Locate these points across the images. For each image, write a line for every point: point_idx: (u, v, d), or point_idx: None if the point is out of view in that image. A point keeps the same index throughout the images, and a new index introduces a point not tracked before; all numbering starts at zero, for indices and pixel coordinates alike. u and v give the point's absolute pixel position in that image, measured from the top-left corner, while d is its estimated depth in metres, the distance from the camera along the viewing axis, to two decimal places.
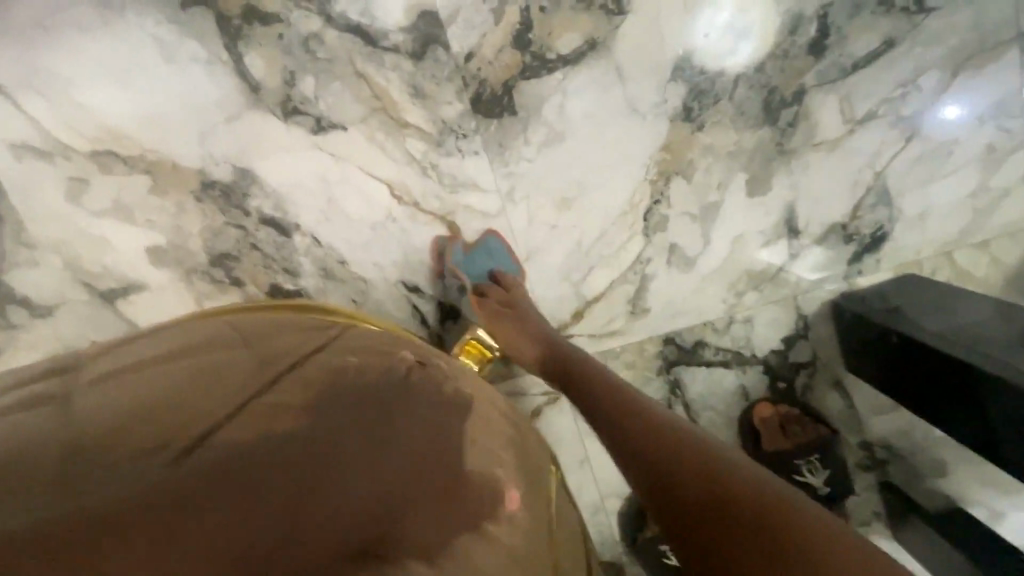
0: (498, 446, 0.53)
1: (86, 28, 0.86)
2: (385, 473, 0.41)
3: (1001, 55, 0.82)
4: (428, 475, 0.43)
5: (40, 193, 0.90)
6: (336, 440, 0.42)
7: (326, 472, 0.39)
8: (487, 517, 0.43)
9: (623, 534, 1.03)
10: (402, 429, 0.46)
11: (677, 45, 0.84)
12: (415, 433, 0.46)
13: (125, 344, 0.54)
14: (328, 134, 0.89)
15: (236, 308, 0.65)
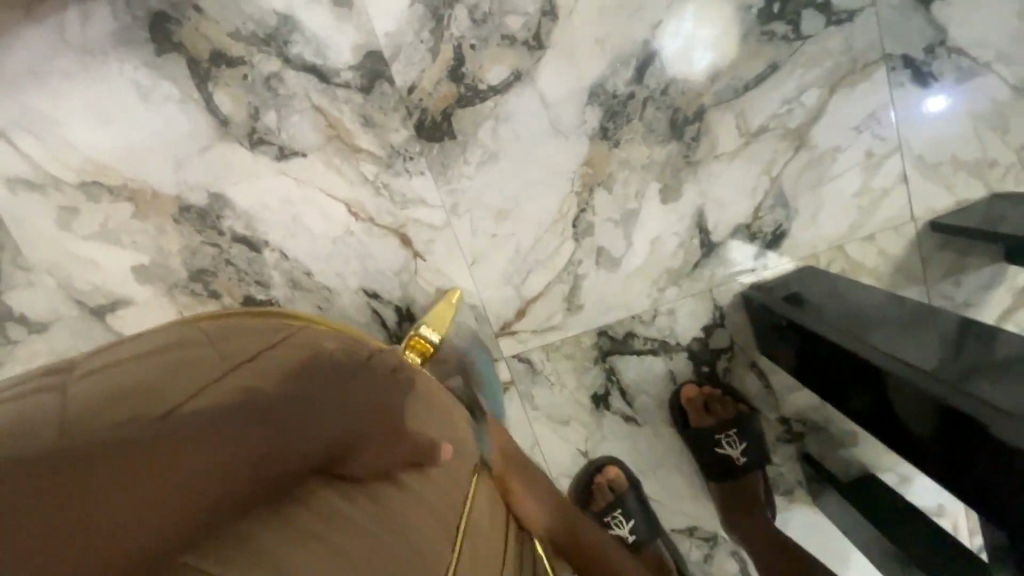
0: (429, 422, 0.70)
1: (72, 75, 0.98)
2: (346, 424, 0.54)
3: (868, 74, 0.94)
4: (372, 426, 0.57)
5: (35, 222, 1.02)
6: (308, 404, 0.52)
7: (306, 420, 0.49)
8: (422, 461, 0.61)
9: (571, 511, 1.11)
10: (357, 401, 0.59)
11: (590, 75, 0.96)
12: (367, 405, 0.60)
13: (102, 350, 0.59)
14: (291, 160, 1.01)
15: (212, 315, 0.75)
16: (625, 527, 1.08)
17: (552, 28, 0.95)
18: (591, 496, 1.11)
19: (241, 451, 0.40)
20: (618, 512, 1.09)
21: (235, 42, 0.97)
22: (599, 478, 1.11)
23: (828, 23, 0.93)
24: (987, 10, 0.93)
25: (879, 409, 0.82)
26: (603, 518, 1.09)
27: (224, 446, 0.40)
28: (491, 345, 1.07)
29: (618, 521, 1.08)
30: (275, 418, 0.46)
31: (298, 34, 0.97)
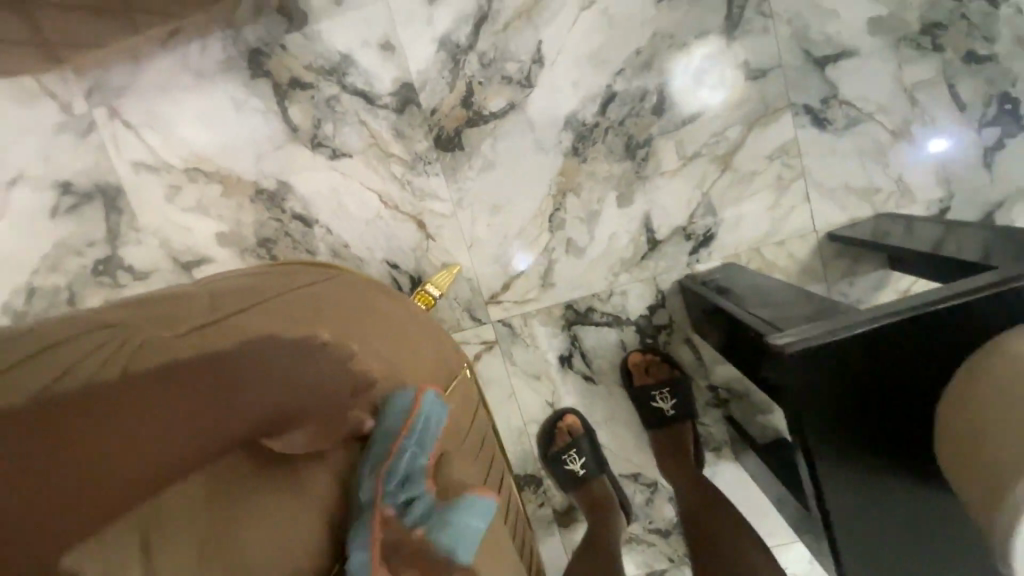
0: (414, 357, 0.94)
1: (187, 89, 1.35)
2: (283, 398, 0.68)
3: (777, 119, 1.24)
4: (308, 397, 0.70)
5: (150, 196, 1.41)
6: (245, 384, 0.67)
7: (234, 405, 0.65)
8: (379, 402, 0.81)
9: (538, 450, 1.39)
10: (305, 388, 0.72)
11: (567, 107, 1.28)
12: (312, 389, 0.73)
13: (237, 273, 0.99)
14: (340, 160, 1.35)
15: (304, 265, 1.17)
16: (577, 464, 1.35)
17: (540, 73, 1.27)
18: (553, 437, 1.38)
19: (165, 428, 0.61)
20: (573, 451, 1.35)
21: (308, 72, 1.32)
22: (561, 425, 1.39)
23: (747, 78, 1.23)
24: (871, 75, 1.21)
25: (744, 359, 1.11)
26: (561, 455, 1.35)
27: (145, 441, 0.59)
28: (481, 310, 1.37)
29: (573, 458, 1.34)
30: (202, 410, 0.63)
31: (353, 68, 1.31)
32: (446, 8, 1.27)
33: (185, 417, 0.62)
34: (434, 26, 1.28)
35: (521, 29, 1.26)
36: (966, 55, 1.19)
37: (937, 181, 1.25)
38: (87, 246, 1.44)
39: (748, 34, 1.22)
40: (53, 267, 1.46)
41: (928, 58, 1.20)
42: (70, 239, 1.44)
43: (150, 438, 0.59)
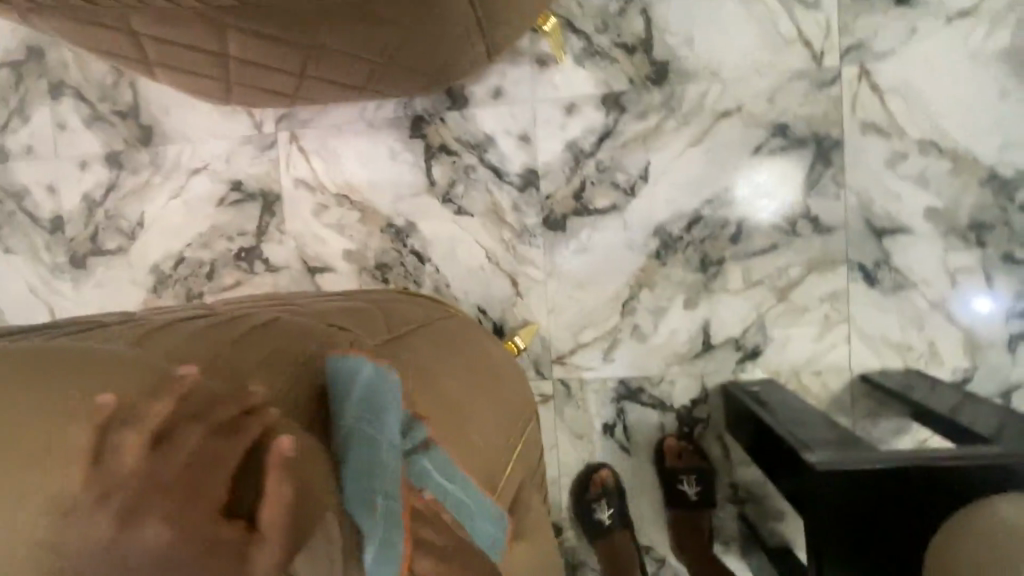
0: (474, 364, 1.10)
1: (356, 133, 1.66)
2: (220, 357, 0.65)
3: (833, 270, 1.47)
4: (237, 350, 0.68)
5: (300, 207, 1.70)
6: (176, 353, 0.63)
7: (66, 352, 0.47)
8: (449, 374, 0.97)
9: (571, 494, 1.57)
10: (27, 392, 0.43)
11: (659, 219, 1.53)
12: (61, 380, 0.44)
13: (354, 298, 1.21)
14: (463, 216, 1.62)
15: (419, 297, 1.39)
16: (604, 513, 1.52)
17: (643, 186, 1.53)
18: (587, 485, 1.56)
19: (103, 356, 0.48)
20: (603, 501, 1.52)
21: (455, 142, 1.61)
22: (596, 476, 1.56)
23: (815, 230, 1.47)
24: (919, 252, 1.44)
25: (767, 463, 1.28)
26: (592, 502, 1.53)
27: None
28: (546, 367, 1.59)
29: (601, 507, 1.52)
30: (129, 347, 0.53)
31: (493, 148, 1.59)
32: (579, 119, 1.55)
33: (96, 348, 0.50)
34: (567, 131, 1.56)
35: (635, 149, 1.53)
36: (1005, 255, 1.41)
37: (964, 353, 1.44)
38: (236, 234, 1.74)
39: (821, 196, 1.46)
40: (205, 245, 1.76)
41: (971, 250, 1.42)
42: (225, 226, 1.74)
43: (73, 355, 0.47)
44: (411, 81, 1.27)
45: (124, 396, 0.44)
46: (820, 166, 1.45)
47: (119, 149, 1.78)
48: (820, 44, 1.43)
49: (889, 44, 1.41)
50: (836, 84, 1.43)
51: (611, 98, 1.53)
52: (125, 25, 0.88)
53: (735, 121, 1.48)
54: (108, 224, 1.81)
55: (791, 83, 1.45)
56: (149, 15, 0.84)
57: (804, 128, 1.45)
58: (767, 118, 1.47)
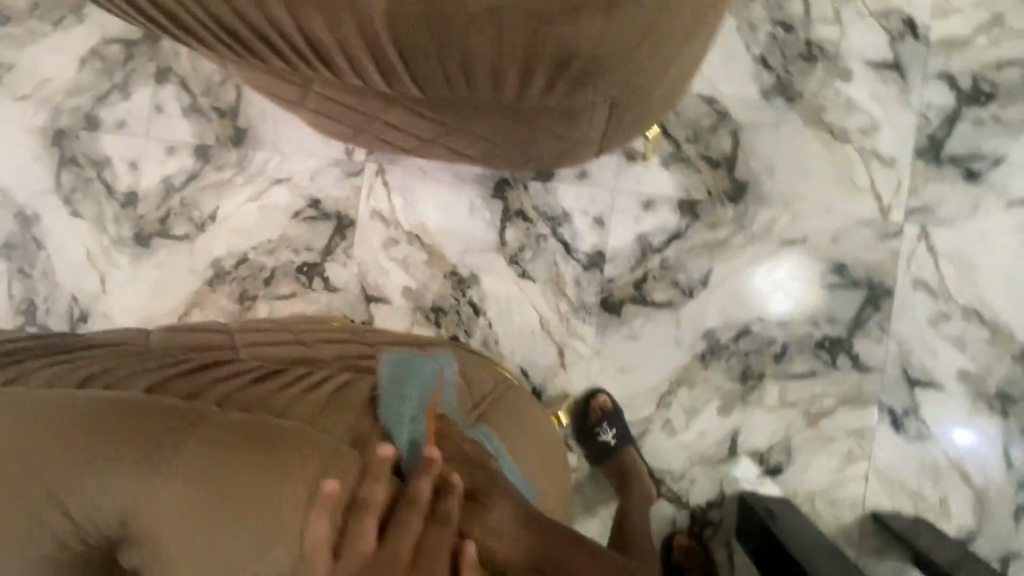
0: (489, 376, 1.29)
1: (441, 181, 1.74)
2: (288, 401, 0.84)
3: (863, 409, 1.55)
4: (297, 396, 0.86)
5: (371, 237, 1.77)
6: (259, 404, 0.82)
7: (208, 451, 0.72)
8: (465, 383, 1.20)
9: (573, 423, 1.64)
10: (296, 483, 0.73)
11: (710, 324, 1.61)
12: (313, 476, 0.73)
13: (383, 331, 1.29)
14: (526, 280, 1.69)
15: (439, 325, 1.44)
16: (608, 434, 1.59)
17: (701, 291, 1.62)
18: (587, 413, 1.63)
19: (224, 454, 0.72)
20: (606, 422, 1.59)
21: (533, 210, 1.70)
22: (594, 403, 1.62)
23: (853, 367, 1.56)
24: (946, 408, 1.52)
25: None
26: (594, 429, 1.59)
27: (93, 446, 0.73)
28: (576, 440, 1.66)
29: (604, 428, 1.58)
30: (233, 434, 0.74)
31: (568, 224, 1.68)
32: (655, 216, 1.64)
33: (218, 447, 0.73)
34: (641, 224, 1.65)
35: (701, 255, 1.62)
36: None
37: (973, 513, 1.51)
38: (303, 249, 1.80)
39: (865, 337, 1.55)
40: (270, 252, 1.81)
41: (995, 418, 1.51)
42: (294, 239, 1.80)
43: (211, 459, 0.72)
44: (516, 161, 1.32)
45: (261, 489, 0.71)
46: (868, 309, 1.55)
47: (209, 145, 1.85)
48: (888, 200, 1.55)
49: (952, 214, 1.53)
50: (897, 239, 1.54)
51: (688, 205, 1.63)
52: (304, 85, 0.95)
53: (798, 253, 1.58)
54: (181, 211, 1.86)
55: (856, 228, 1.56)
56: (334, 86, 0.90)
57: (861, 271, 1.55)
58: (828, 255, 1.57)
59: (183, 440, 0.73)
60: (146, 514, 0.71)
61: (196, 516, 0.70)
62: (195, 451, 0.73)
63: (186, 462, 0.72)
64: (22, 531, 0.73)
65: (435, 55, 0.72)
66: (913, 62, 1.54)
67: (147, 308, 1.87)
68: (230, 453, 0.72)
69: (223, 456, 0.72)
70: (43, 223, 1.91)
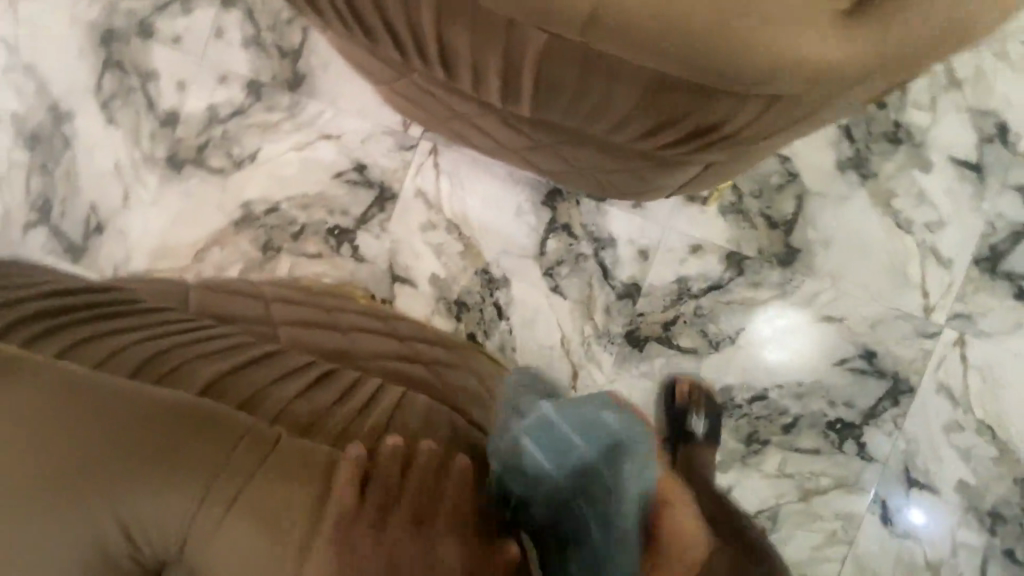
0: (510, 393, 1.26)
1: (494, 176, 1.69)
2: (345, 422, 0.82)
3: (856, 497, 1.56)
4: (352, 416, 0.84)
5: (410, 215, 1.72)
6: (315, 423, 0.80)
7: (270, 477, 0.71)
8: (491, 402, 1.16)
9: None
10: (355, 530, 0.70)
11: (729, 380, 1.60)
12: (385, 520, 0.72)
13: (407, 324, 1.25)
14: (556, 295, 1.66)
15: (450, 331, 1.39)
16: None
17: (727, 346, 1.60)
18: None
19: (288, 482, 0.71)
20: None
21: (580, 227, 1.66)
22: None
23: (858, 454, 1.56)
24: (935, 515, 1.54)
25: None
26: None
27: (163, 461, 0.70)
28: None
29: None
30: (295, 460, 0.72)
31: (611, 249, 1.65)
32: (701, 262, 1.61)
33: (281, 473, 0.71)
34: (684, 266, 1.62)
35: (737, 311, 1.60)
36: (1006, 549, 1.52)
37: None
38: (338, 211, 1.75)
39: (877, 428, 1.55)
40: (304, 207, 1.76)
41: (981, 533, 1.53)
42: (331, 199, 1.75)
43: (273, 486, 0.70)
44: (582, 181, 1.25)
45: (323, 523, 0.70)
46: (886, 402, 1.54)
47: (263, 82, 1.77)
48: (935, 299, 1.53)
49: (993, 327, 1.52)
50: (933, 339, 1.53)
51: (736, 258, 1.60)
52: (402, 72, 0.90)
53: (824, 335, 1.57)
54: (220, 143, 1.79)
55: (897, 320, 1.54)
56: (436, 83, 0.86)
57: (890, 364, 1.54)
58: (862, 340, 1.55)
59: (246, 458, 0.71)
60: (200, 532, 0.69)
61: (263, 555, 0.68)
62: (257, 474, 0.71)
63: (248, 486, 0.70)
64: (67, 533, 0.68)
65: (572, 82, 0.70)
66: (996, 168, 1.51)
67: (165, 234, 1.81)
68: (295, 482, 0.71)
69: (287, 484, 0.71)
70: (75, 121, 1.83)
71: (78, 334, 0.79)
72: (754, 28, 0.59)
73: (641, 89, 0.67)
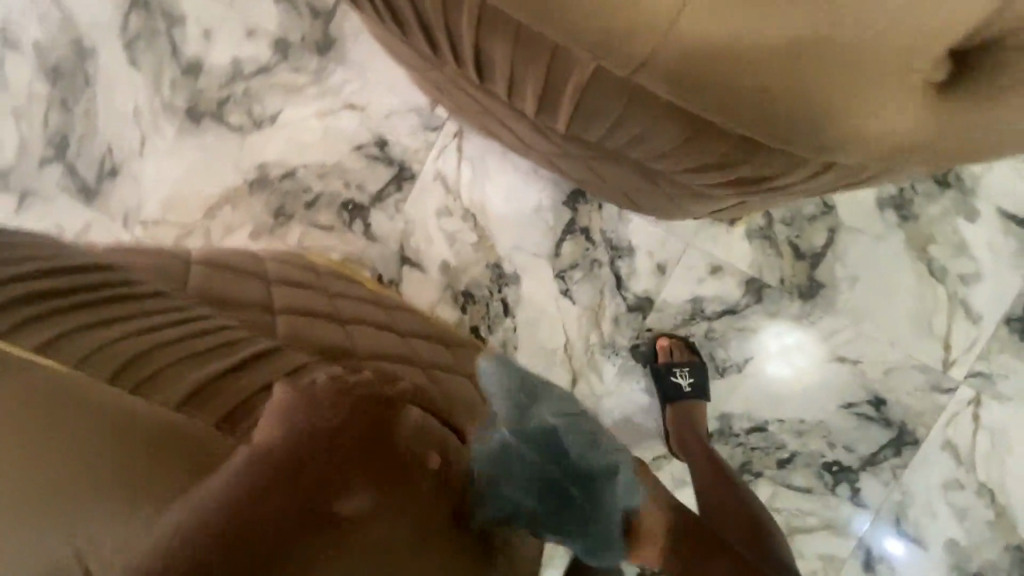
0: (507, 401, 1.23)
1: (518, 169, 1.64)
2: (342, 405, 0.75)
3: (843, 542, 1.52)
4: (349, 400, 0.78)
5: (427, 198, 1.68)
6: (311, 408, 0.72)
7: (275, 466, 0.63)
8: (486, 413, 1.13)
9: None
10: (346, 430, 0.70)
11: (730, 407, 1.56)
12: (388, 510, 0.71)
13: (407, 320, 1.21)
14: (566, 299, 1.62)
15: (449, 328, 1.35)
16: None
17: (733, 373, 1.56)
18: None
19: (298, 473, 0.64)
20: None
21: (599, 233, 1.61)
22: None
23: (850, 498, 1.52)
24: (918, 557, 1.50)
25: None
26: None
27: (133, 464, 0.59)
28: None
29: None
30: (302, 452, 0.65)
31: (628, 260, 1.60)
32: (718, 285, 1.55)
33: (285, 463, 0.63)
34: (700, 287, 1.57)
35: (748, 339, 1.55)
36: None
37: None
38: (355, 185, 1.70)
39: (874, 475, 1.51)
40: (321, 176, 1.72)
41: None
42: (349, 171, 1.71)
43: (280, 475, 0.63)
44: (608, 192, 1.19)
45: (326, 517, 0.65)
46: (888, 451, 1.50)
47: (293, 42, 1.72)
48: (956, 354, 1.47)
49: (1011, 391, 1.46)
50: (947, 395, 1.48)
51: (755, 285, 1.54)
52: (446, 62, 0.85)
53: (826, 370, 1.52)
54: (243, 100, 1.75)
55: (912, 371, 1.49)
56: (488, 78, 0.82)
57: (898, 413, 1.49)
58: (874, 385, 1.50)
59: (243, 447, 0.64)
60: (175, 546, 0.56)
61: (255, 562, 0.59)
62: (261, 466, 0.62)
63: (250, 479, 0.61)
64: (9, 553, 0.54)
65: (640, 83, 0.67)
66: None
67: (178, 186, 1.78)
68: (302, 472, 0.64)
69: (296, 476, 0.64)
70: (97, 58, 1.79)
71: (49, 328, 0.66)
72: (829, 105, 0.64)
73: (702, 125, 0.71)
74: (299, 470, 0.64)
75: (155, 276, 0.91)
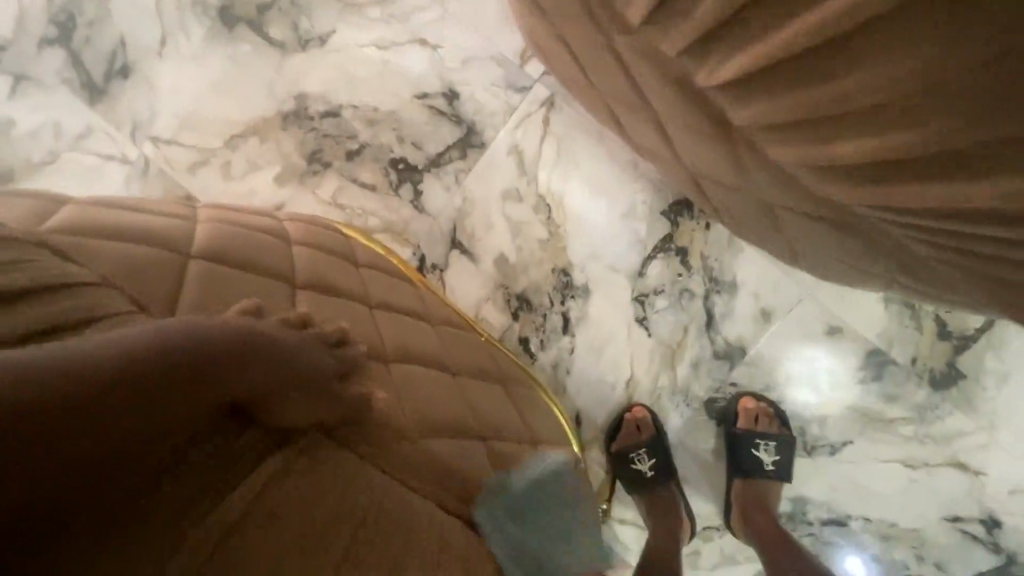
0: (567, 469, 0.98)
1: (614, 162, 1.33)
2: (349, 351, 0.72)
3: None
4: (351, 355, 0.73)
5: (495, 174, 1.37)
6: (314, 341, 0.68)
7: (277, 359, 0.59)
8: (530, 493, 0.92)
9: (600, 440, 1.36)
10: (296, 353, 0.63)
11: (810, 491, 1.31)
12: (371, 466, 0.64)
13: (463, 355, 0.96)
14: (641, 328, 1.34)
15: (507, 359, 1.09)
16: (643, 464, 1.31)
17: (823, 455, 1.30)
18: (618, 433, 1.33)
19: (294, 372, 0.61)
20: (642, 452, 1.30)
21: (698, 259, 1.32)
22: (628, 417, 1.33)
23: None
24: None
25: None
26: (630, 454, 1.30)
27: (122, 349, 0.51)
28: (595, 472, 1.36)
29: (640, 459, 1.30)
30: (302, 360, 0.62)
31: (726, 297, 1.31)
32: (831, 349, 1.28)
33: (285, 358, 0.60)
34: (807, 347, 1.29)
35: (851, 418, 1.28)
36: None
37: None
38: (410, 141, 1.39)
39: None
40: (370, 123, 1.40)
41: None
42: (404, 122, 1.39)
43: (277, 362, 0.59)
44: (757, 235, 0.88)
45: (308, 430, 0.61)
46: None
47: None
48: None
49: None
50: None
51: (876, 359, 1.26)
52: (657, 44, 0.53)
53: (852, 398, 1.28)
54: (291, 13, 1.43)
55: None
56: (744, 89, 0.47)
57: (1012, 541, 1.24)
58: (991, 502, 1.24)
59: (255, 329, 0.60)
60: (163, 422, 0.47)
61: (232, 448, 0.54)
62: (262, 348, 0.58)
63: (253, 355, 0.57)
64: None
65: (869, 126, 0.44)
66: None
67: (199, 103, 1.45)
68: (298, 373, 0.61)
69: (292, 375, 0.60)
70: None
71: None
72: None
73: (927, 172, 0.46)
74: (241, 360, 0.55)
75: (128, 276, 0.61)
